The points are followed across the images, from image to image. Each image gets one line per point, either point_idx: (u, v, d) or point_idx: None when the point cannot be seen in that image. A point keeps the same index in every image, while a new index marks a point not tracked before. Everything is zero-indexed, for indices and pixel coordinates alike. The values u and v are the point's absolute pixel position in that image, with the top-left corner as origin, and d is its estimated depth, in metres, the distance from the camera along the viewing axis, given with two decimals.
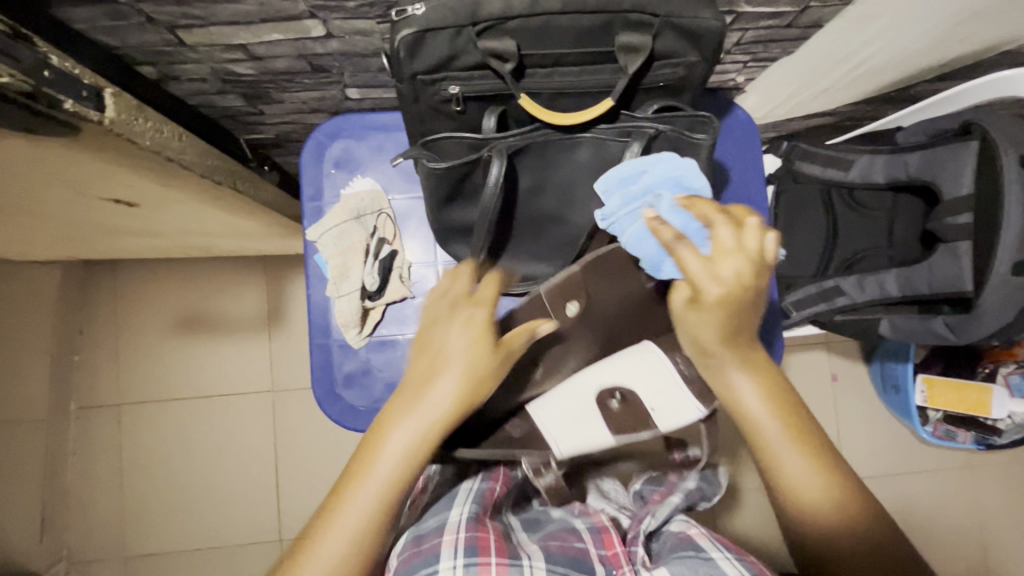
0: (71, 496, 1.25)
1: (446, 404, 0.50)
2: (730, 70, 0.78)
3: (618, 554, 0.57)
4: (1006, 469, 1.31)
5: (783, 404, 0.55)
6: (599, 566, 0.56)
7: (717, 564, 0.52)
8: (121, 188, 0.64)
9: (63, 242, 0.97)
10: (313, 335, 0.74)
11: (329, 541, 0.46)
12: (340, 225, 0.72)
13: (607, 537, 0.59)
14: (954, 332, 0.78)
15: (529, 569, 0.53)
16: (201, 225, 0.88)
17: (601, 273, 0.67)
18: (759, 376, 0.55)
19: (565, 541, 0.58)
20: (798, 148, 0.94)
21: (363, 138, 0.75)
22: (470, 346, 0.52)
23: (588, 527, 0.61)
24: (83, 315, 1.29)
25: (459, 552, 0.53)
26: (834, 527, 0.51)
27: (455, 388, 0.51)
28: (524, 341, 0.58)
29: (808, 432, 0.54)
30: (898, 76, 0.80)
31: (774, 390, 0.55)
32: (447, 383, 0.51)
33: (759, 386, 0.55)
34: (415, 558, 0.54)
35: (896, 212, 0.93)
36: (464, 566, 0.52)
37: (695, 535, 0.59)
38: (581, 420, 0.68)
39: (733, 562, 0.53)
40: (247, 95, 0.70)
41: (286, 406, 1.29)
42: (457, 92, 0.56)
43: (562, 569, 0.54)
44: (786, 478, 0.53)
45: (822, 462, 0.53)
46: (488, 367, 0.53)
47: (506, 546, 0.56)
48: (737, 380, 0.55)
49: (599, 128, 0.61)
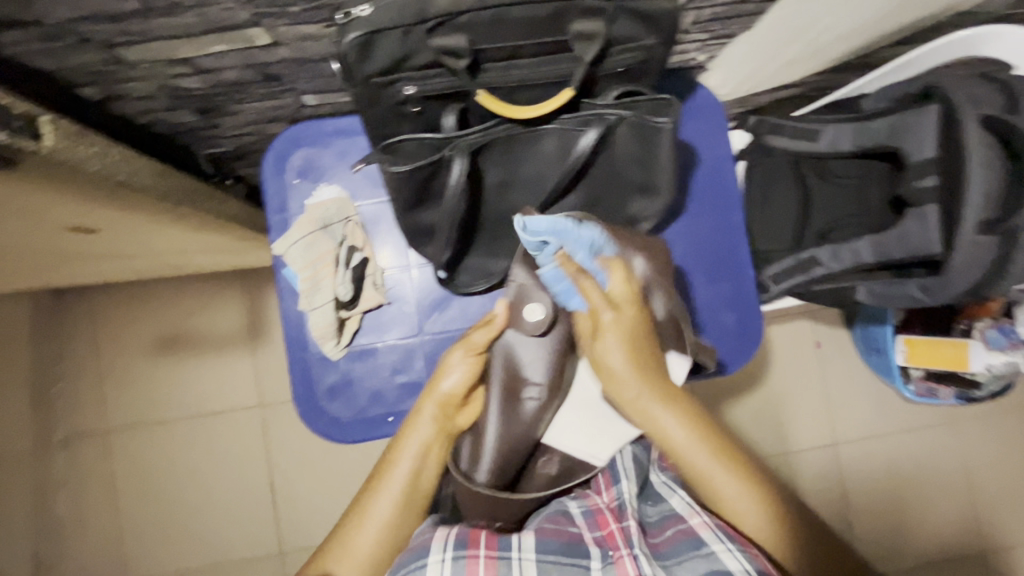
0: (63, 530, 1.23)
1: (442, 400, 0.65)
2: (691, 49, 0.76)
3: (613, 534, 0.58)
4: (987, 420, 1.35)
5: (701, 428, 0.62)
6: (593, 548, 0.57)
7: (718, 559, 0.54)
8: (75, 215, 0.62)
9: (27, 273, 0.94)
10: (290, 350, 0.73)
11: (366, 530, 0.61)
12: (307, 235, 0.70)
13: (601, 519, 0.60)
14: (928, 293, 0.79)
15: (517, 562, 0.54)
16: (169, 245, 0.86)
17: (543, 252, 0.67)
18: (678, 411, 0.62)
19: (559, 524, 0.59)
20: (765, 122, 0.92)
21: (325, 145, 0.73)
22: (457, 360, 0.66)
23: (582, 512, 0.62)
24: (57, 345, 1.25)
25: (448, 545, 0.55)
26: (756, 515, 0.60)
27: (452, 388, 0.65)
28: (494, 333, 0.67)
29: (720, 439, 0.63)
30: (856, 44, 0.80)
31: (693, 421, 0.63)
32: (444, 388, 0.65)
33: (684, 423, 0.62)
34: (407, 551, 0.55)
35: (866, 179, 0.94)
36: (453, 559, 0.53)
37: (698, 525, 0.58)
38: (599, 426, 0.70)
39: (735, 554, 0.54)
40: (199, 109, 0.67)
41: (276, 420, 1.28)
42: (413, 93, 0.55)
43: (554, 558, 0.55)
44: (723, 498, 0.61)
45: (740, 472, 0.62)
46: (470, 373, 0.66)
47: (495, 536, 0.58)
48: (661, 416, 0.62)
49: (562, 119, 0.60)
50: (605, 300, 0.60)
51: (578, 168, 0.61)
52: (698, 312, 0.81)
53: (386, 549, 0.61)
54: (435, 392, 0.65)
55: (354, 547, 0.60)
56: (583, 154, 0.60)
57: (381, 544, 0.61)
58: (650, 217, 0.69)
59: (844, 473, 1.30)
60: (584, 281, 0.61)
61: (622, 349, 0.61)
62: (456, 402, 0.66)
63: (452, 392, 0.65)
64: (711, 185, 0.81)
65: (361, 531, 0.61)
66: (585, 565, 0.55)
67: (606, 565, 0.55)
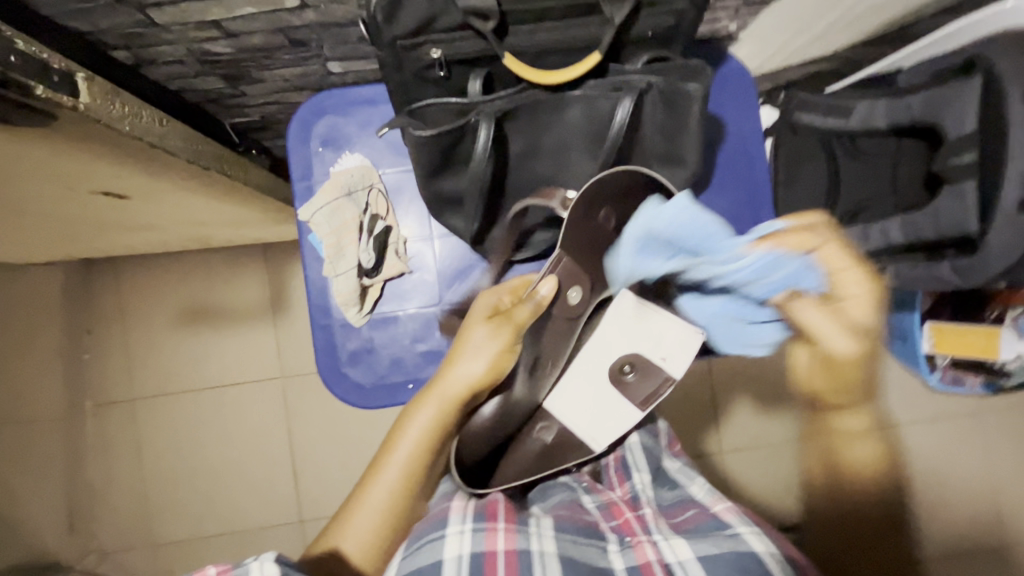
0: (96, 490, 1.28)
1: (461, 385, 0.62)
2: (721, 17, 0.74)
3: (628, 520, 0.55)
4: (1012, 412, 1.32)
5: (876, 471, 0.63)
6: (609, 534, 0.55)
7: (744, 540, 0.49)
8: (109, 178, 0.64)
9: (62, 241, 0.97)
10: (314, 317, 0.74)
11: (364, 511, 0.59)
12: (331, 202, 0.71)
13: (615, 510, 0.58)
14: (959, 275, 0.77)
15: (534, 535, 0.53)
16: (196, 214, 0.88)
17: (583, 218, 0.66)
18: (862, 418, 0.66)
19: (574, 513, 0.58)
20: (796, 99, 0.94)
21: (350, 113, 0.73)
22: (486, 340, 0.64)
23: (597, 505, 0.60)
24: (89, 314, 1.29)
25: (467, 518, 0.55)
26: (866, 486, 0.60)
27: (470, 372, 0.62)
28: (528, 312, 0.66)
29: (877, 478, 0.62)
30: (896, 12, 0.77)
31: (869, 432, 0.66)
32: (471, 369, 0.63)
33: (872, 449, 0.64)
34: (426, 521, 0.56)
35: (901, 155, 0.88)
36: (472, 530, 0.53)
37: (722, 511, 0.54)
38: (600, 405, 0.74)
39: (761, 536, 0.50)
40: (227, 76, 0.68)
41: (296, 391, 1.31)
42: (440, 56, 0.55)
43: (570, 536, 0.53)
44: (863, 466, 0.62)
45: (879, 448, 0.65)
46: (500, 354, 0.64)
47: (515, 515, 0.57)
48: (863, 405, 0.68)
49: (588, 86, 0.59)
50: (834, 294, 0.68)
51: (618, 142, 0.60)
52: None
53: (386, 527, 0.58)
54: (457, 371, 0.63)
55: (356, 522, 0.58)
56: (621, 126, 0.59)
57: (381, 527, 0.58)
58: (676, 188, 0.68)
59: None
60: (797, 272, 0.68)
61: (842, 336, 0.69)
62: (473, 386, 0.63)
63: (479, 372, 0.62)
64: (738, 161, 0.80)
65: (361, 507, 0.59)
66: (601, 545, 0.53)
67: (622, 548, 0.53)
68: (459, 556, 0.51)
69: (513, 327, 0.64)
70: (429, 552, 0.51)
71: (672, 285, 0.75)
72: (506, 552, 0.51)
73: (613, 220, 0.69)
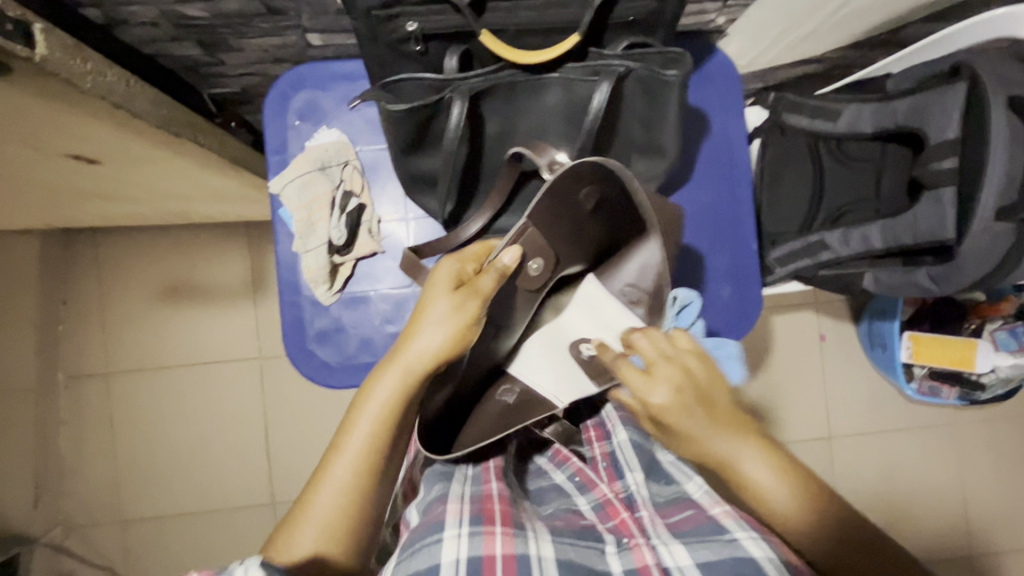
0: (66, 464, 1.27)
1: (423, 360, 0.56)
2: (710, 10, 0.73)
3: (625, 521, 0.58)
4: (987, 425, 1.33)
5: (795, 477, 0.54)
6: (607, 535, 0.58)
7: (741, 544, 0.51)
8: (76, 139, 0.62)
9: (36, 208, 0.95)
10: (282, 294, 0.73)
11: (325, 494, 0.53)
12: (303, 175, 0.70)
13: (611, 509, 0.60)
14: (937, 283, 0.77)
15: (533, 537, 0.55)
16: (173, 185, 0.86)
17: (558, 196, 0.65)
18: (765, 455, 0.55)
19: (570, 520, 0.60)
20: (784, 99, 0.90)
21: (328, 88, 0.72)
22: (450, 303, 0.58)
23: (592, 507, 0.62)
24: (65, 285, 1.27)
25: (465, 521, 0.55)
26: (797, 511, 0.53)
27: (430, 345, 0.57)
28: (496, 279, 0.62)
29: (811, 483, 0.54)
30: (889, 14, 0.76)
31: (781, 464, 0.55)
32: (429, 339, 0.57)
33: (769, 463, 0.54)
34: (421, 528, 0.56)
35: (885, 163, 0.91)
36: (469, 533, 0.54)
37: (717, 514, 0.56)
38: (564, 370, 0.74)
39: (759, 542, 0.51)
40: (203, 43, 0.66)
41: (273, 372, 1.29)
42: (416, 29, 0.54)
43: (568, 540, 0.56)
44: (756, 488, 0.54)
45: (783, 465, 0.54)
46: (464, 324, 0.58)
47: (511, 514, 0.58)
48: (747, 458, 0.55)
49: (567, 68, 0.58)
50: (644, 380, 0.58)
51: (593, 128, 0.58)
52: (696, 286, 0.79)
53: (351, 512, 0.53)
54: (415, 339, 0.57)
55: (316, 509, 0.53)
56: (597, 112, 0.57)
57: (344, 512, 0.53)
58: (654, 178, 0.67)
59: (836, 468, 1.29)
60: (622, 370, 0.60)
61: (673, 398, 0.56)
62: (436, 360, 0.57)
63: (437, 344, 0.56)
64: (720, 157, 0.79)
65: (322, 491, 0.53)
66: (599, 548, 0.56)
67: (620, 550, 0.55)
68: (457, 560, 0.51)
69: (479, 296, 0.60)
70: (426, 555, 0.52)
71: (640, 282, 0.72)
72: (504, 555, 0.52)
73: (592, 202, 0.67)
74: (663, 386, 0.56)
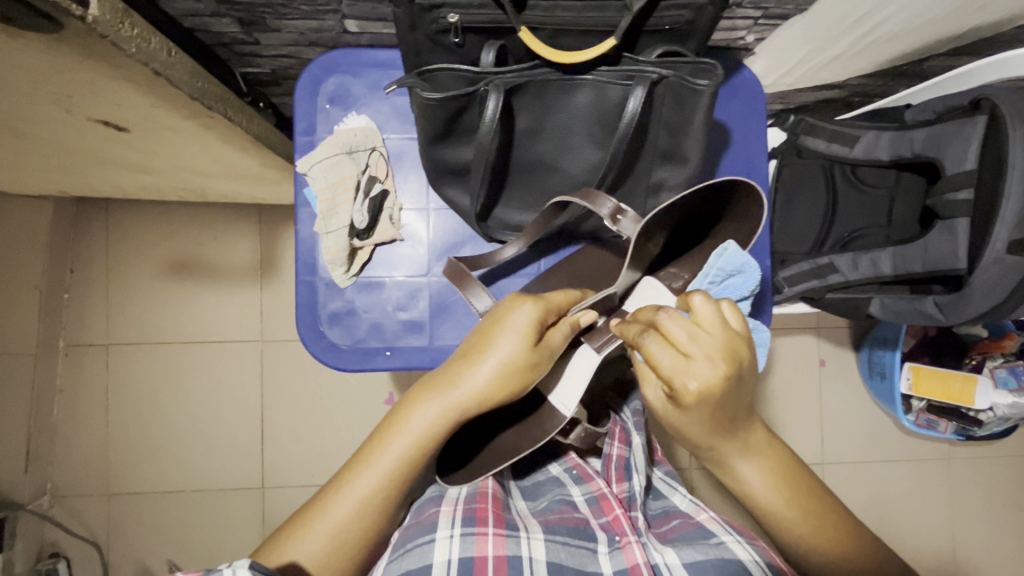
0: (60, 432, 1.26)
1: (472, 397, 0.59)
2: (740, 27, 0.74)
3: (618, 518, 0.58)
4: (981, 463, 1.33)
5: (786, 475, 0.59)
6: (599, 533, 0.58)
7: (728, 547, 0.54)
8: (111, 103, 0.63)
9: (57, 173, 0.96)
10: (298, 273, 0.73)
11: (343, 502, 0.56)
12: (331, 157, 0.72)
13: (606, 504, 0.60)
14: (943, 312, 0.78)
15: (525, 540, 0.55)
16: (196, 160, 0.87)
17: (655, 233, 0.70)
18: (764, 462, 0.59)
19: (563, 514, 0.61)
20: (803, 122, 0.93)
21: (360, 74, 0.74)
22: (513, 344, 0.60)
23: (586, 500, 0.62)
24: (74, 253, 1.27)
25: (457, 521, 0.56)
26: (788, 516, 0.58)
27: (483, 385, 0.60)
28: (567, 334, 0.65)
29: (800, 482, 0.60)
30: (913, 45, 0.77)
31: (777, 467, 0.59)
32: (480, 376, 0.60)
33: (764, 468, 0.59)
34: (414, 526, 0.57)
35: (898, 190, 0.92)
36: (461, 535, 0.54)
37: (705, 520, 0.60)
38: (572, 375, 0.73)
39: (744, 545, 0.55)
40: (242, 21, 0.67)
41: (274, 356, 1.29)
42: (456, 21, 0.56)
43: (561, 538, 0.56)
44: (753, 492, 0.59)
45: (782, 472, 0.59)
46: (518, 372, 0.61)
47: (504, 516, 0.59)
48: (741, 465, 0.59)
49: (600, 71, 0.59)
50: (677, 363, 0.51)
51: (629, 131, 0.59)
52: None
53: (357, 523, 0.56)
54: (470, 375, 0.60)
55: (330, 516, 0.55)
56: (632, 116, 0.58)
57: (355, 520, 0.56)
58: (675, 186, 0.68)
59: None
60: (649, 344, 0.53)
61: (714, 385, 0.51)
62: (487, 401, 0.60)
63: (488, 384, 0.60)
64: (739, 173, 0.80)
65: (340, 497, 0.56)
66: (591, 548, 0.57)
67: (612, 550, 0.56)
68: (449, 560, 0.53)
69: (544, 347, 0.62)
70: (418, 555, 0.53)
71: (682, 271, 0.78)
72: (496, 557, 0.53)
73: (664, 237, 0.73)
74: (708, 369, 0.50)
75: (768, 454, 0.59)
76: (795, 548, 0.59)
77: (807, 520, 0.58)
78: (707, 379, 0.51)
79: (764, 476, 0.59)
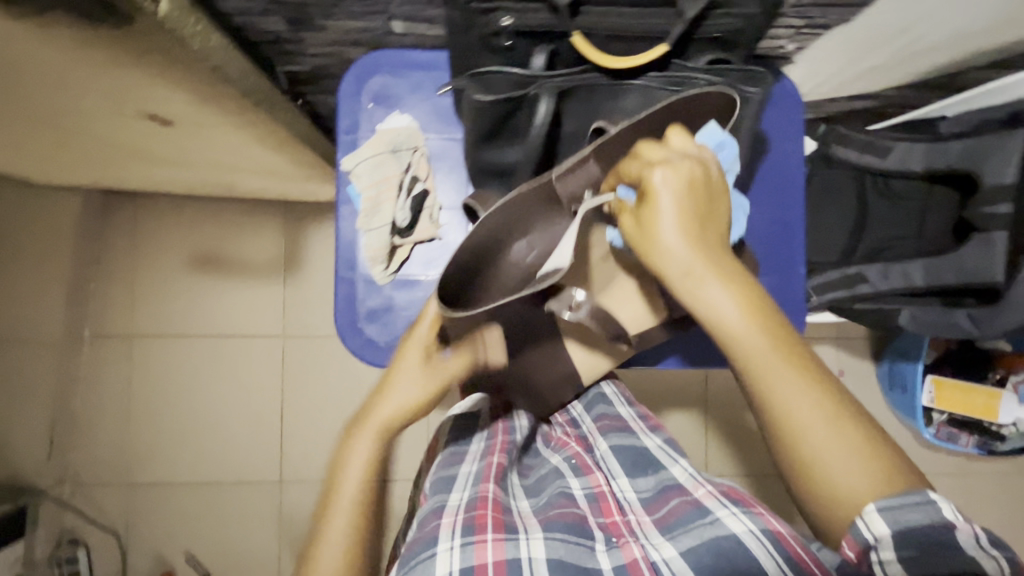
0: (81, 420, 1.28)
1: (396, 412, 0.60)
2: (781, 36, 0.74)
3: (616, 522, 0.52)
4: (998, 479, 1.32)
5: (764, 315, 0.50)
6: (597, 532, 0.51)
7: (725, 525, 0.46)
8: (162, 97, 0.65)
9: (94, 165, 0.97)
10: (338, 270, 0.74)
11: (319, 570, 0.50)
12: (375, 156, 0.73)
13: (605, 506, 0.54)
14: (978, 325, 0.79)
15: (525, 542, 0.47)
16: (231, 155, 0.88)
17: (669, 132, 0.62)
18: (738, 293, 0.50)
19: (564, 508, 0.53)
20: (835, 132, 0.95)
21: (403, 75, 0.75)
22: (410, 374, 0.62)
23: (584, 495, 0.56)
24: (101, 244, 1.29)
25: (456, 533, 0.48)
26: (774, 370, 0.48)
27: (398, 401, 0.61)
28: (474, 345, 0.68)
29: (781, 328, 0.50)
30: (951, 58, 0.78)
31: (753, 303, 0.50)
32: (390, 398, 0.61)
33: (737, 300, 0.50)
34: (409, 546, 0.49)
35: (930, 201, 0.89)
36: (462, 545, 0.47)
37: (701, 496, 0.51)
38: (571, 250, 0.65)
39: (742, 516, 0.47)
40: (292, 20, 0.68)
41: (294, 352, 1.30)
42: (509, 24, 0.57)
43: (560, 535, 0.49)
44: (729, 331, 0.49)
45: (759, 312, 0.50)
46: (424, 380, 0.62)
47: (506, 519, 0.51)
48: (712, 293, 0.50)
49: (649, 76, 0.60)
50: (644, 159, 0.55)
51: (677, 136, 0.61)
52: None
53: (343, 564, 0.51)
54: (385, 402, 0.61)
55: None
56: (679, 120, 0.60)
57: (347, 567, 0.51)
58: None
59: None
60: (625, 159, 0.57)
61: (681, 175, 0.53)
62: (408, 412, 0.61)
63: (402, 402, 0.61)
64: (774, 180, 0.80)
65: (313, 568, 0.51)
66: (589, 545, 0.49)
67: (610, 548, 0.49)
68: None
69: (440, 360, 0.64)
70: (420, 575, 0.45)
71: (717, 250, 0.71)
72: (495, 563, 0.45)
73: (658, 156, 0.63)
74: (675, 160, 0.53)
75: (751, 295, 0.51)
76: (802, 432, 0.46)
77: (791, 376, 0.48)
78: (673, 167, 0.53)
79: (737, 305, 0.50)
